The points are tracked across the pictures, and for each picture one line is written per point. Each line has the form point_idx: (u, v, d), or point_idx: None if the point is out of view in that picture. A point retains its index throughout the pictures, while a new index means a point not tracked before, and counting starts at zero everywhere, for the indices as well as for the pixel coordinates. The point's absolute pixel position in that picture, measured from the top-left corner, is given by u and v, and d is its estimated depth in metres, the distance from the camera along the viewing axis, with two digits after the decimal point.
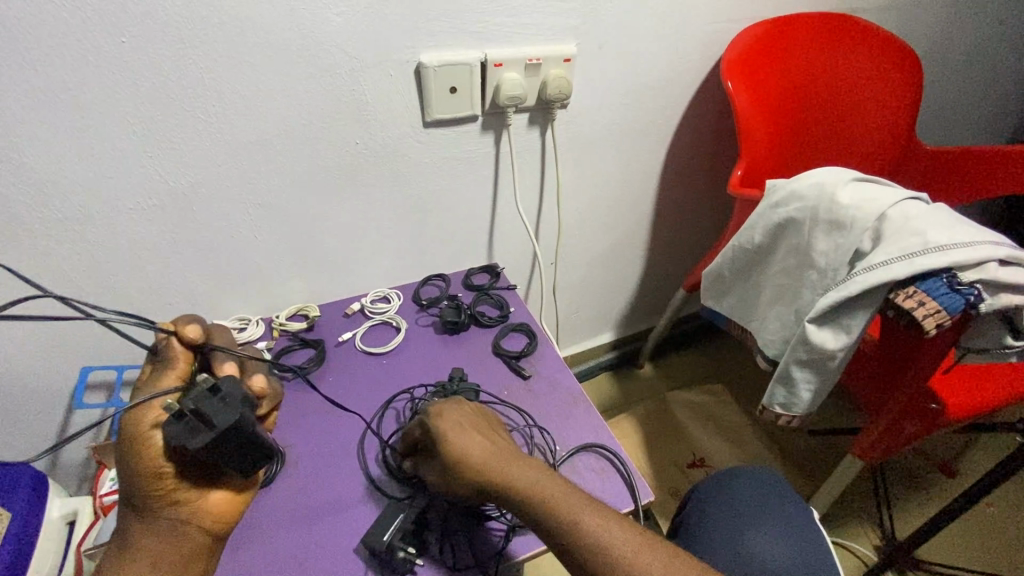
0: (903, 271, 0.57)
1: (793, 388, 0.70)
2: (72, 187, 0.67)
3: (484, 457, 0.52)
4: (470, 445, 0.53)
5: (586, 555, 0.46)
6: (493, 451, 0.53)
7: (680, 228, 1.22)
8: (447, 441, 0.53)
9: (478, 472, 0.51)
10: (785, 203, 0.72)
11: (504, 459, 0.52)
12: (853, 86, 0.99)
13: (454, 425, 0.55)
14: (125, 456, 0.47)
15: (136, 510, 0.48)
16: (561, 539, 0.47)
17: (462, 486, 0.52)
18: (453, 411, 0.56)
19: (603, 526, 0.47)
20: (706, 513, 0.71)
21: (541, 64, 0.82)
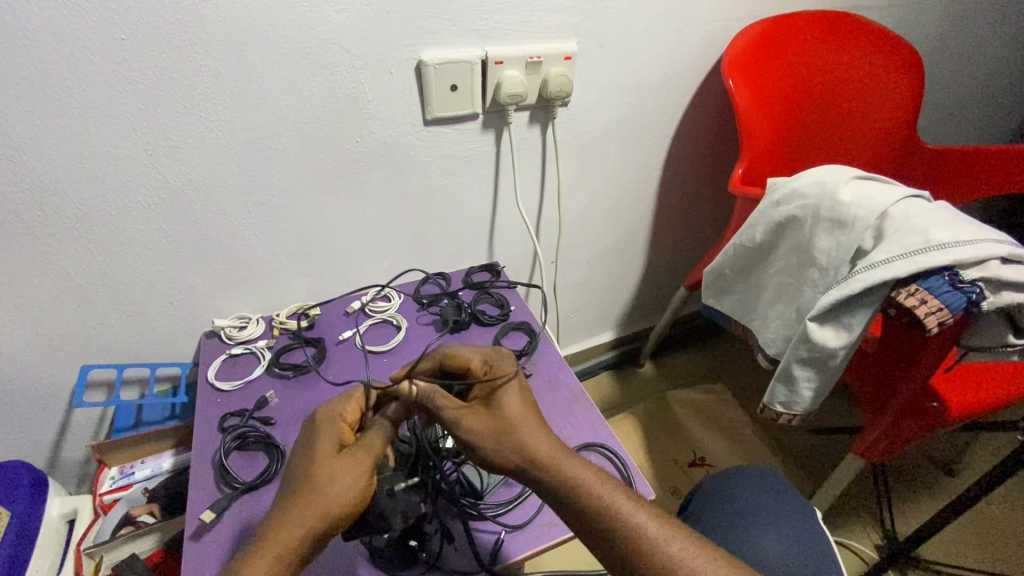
0: (905, 269, 0.57)
1: (794, 386, 0.70)
2: (71, 185, 0.67)
3: (539, 428, 0.52)
4: (528, 414, 0.53)
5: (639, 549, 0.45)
6: (546, 426, 0.53)
7: (680, 227, 1.22)
8: (509, 403, 0.54)
9: (531, 439, 0.51)
10: (786, 202, 0.72)
11: (555, 435, 0.52)
12: (854, 85, 0.99)
13: (517, 390, 0.55)
14: (351, 488, 0.49)
15: (293, 520, 0.47)
16: (601, 520, 0.47)
17: (512, 453, 0.51)
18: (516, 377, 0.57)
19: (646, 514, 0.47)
20: (706, 513, 0.71)
21: (542, 62, 0.82)
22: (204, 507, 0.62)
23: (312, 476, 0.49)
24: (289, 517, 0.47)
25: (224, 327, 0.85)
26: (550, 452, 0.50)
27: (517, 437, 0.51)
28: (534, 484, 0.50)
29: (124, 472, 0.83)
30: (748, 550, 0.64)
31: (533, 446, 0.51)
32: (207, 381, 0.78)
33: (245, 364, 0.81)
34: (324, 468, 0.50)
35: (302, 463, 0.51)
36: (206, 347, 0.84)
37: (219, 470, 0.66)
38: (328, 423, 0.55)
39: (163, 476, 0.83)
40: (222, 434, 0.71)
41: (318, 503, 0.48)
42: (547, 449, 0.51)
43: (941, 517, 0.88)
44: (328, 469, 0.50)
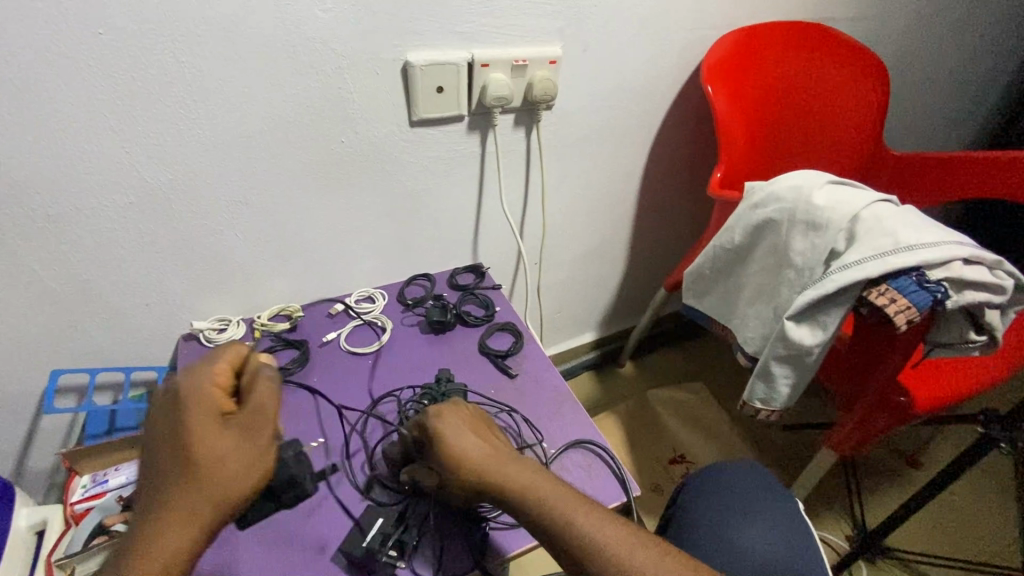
0: (876, 269, 0.60)
1: (772, 382, 0.72)
2: (44, 182, 0.65)
3: (482, 462, 0.52)
4: (468, 446, 0.52)
5: (579, 551, 0.47)
6: (492, 455, 0.52)
7: (661, 229, 1.25)
8: (442, 443, 0.52)
9: (476, 478, 0.51)
10: (763, 205, 0.74)
11: (502, 465, 0.52)
12: (825, 94, 1.03)
13: (449, 425, 0.54)
14: (249, 464, 0.47)
15: (169, 510, 0.44)
16: (558, 542, 0.48)
17: (453, 484, 0.52)
18: (446, 412, 0.55)
19: (603, 531, 0.48)
20: (693, 507, 0.73)
21: (527, 66, 0.82)
22: None
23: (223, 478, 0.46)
24: (171, 503, 0.45)
25: (203, 329, 0.83)
26: (498, 486, 0.50)
27: (458, 476, 0.51)
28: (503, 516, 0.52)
29: (96, 480, 0.80)
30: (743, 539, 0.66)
31: (484, 484, 0.51)
32: None
33: None
34: (198, 454, 0.46)
35: (172, 445, 0.47)
36: (185, 350, 0.82)
37: None
38: (191, 396, 0.49)
39: (140, 482, 0.80)
40: None
41: (201, 495, 0.45)
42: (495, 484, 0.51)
43: (910, 507, 0.92)
44: (197, 456, 0.46)
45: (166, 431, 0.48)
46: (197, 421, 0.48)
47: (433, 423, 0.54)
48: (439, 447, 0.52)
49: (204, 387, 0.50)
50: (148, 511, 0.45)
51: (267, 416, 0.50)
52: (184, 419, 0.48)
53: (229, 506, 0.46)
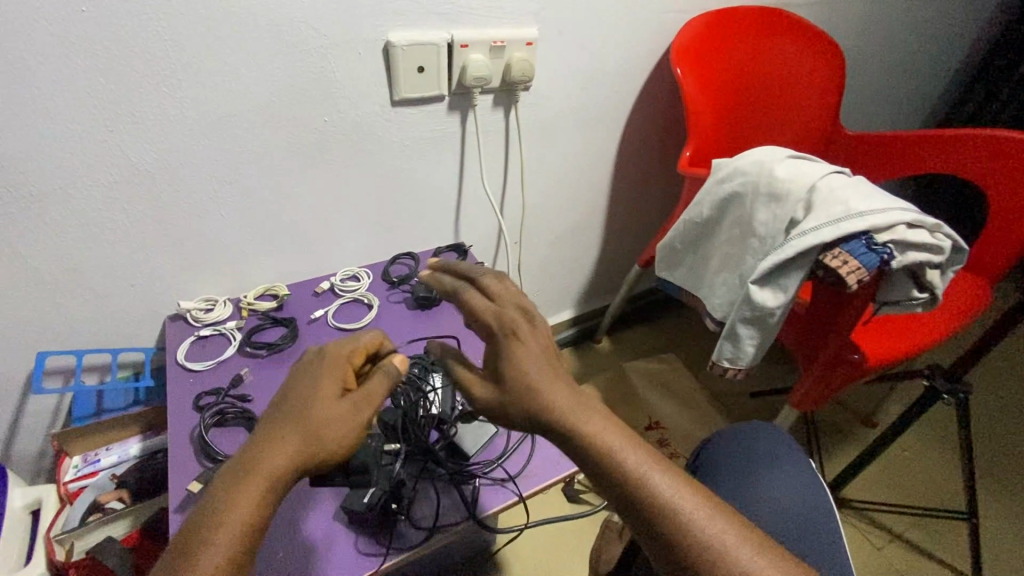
0: (830, 234, 0.65)
1: (738, 343, 0.77)
2: (25, 162, 0.65)
3: (548, 387, 0.47)
4: (538, 368, 0.48)
5: (645, 505, 0.43)
6: (559, 382, 0.47)
7: (635, 208, 1.30)
8: (516, 364, 0.47)
9: (536, 400, 0.46)
10: (729, 179, 0.80)
11: (564, 390, 0.47)
12: (786, 75, 1.09)
13: (526, 341, 0.49)
14: (347, 432, 0.46)
15: (270, 444, 0.44)
16: (628, 496, 0.43)
17: (516, 411, 0.47)
18: (525, 338, 0.49)
19: (675, 491, 0.43)
20: (716, 460, 0.73)
21: (505, 47, 0.85)
22: (188, 481, 0.63)
23: (321, 440, 0.45)
24: (275, 436, 0.45)
25: (190, 309, 0.84)
26: (570, 423, 0.45)
27: (526, 402, 0.46)
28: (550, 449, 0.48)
29: (88, 460, 0.82)
30: (763, 495, 0.67)
31: (543, 408, 0.46)
32: (177, 363, 0.78)
33: (216, 345, 0.81)
34: (309, 402, 0.47)
35: (293, 394, 0.48)
36: (172, 331, 0.83)
37: (198, 446, 0.67)
38: (331, 360, 0.51)
39: (132, 460, 0.82)
40: (198, 412, 0.71)
41: (307, 443, 0.45)
42: (553, 408, 0.46)
43: (863, 458, 1.01)
44: (307, 402, 0.47)
45: (297, 382, 0.50)
46: (326, 375, 0.49)
47: (513, 348, 0.48)
48: (513, 373, 0.47)
49: (341, 352, 0.52)
50: (253, 443, 0.45)
51: (374, 399, 0.50)
52: (313, 375, 0.50)
53: (315, 464, 0.45)
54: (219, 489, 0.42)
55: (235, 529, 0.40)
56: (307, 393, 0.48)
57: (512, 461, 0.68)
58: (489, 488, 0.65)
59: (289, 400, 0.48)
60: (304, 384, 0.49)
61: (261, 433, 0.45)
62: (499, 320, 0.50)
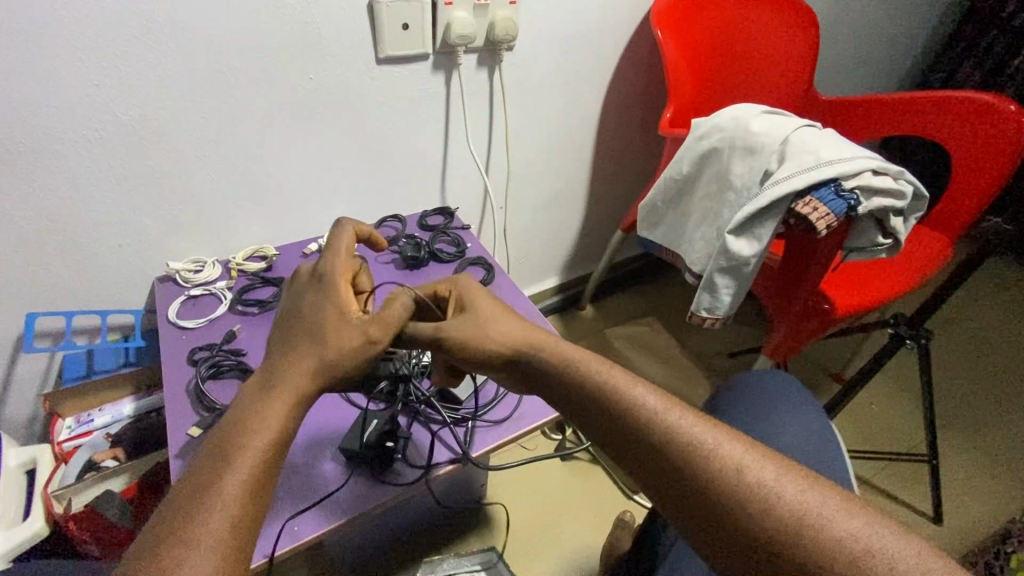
0: (802, 182, 0.69)
1: (716, 293, 0.80)
2: (6, 115, 0.64)
3: (506, 323, 0.56)
4: (495, 311, 0.57)
5: (618, 410, 0.47)
6: (513, 317, 0.56)
7: (617, 173, 1.32)
8: (481, 313, 0.56)
9: (497, 332, 0.55)
10: (707, 135, 0.83)
11: (518, 324, 0.56)
12: (763, 39, 1.11)
13: (482, 296, 0.59)
14: (362, 356, 0.49)
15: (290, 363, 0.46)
16: (601, 404, 0.48)
17: (490, 350, 0.54)
18: (484, 300, 0.58)
19: (643, 395, 0.47)
20: (736, 397, 0.78)
21: (489, 5, 0.86)
22: (187, 428, 0.64)
23: (338, 360, 0.47)
24: (294, 355, 0.47)
25: (179, 270, 0.84)
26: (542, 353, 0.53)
27: (498, 344, 0.54)
28: (514, 378, 0.55)
29: (81, 420, 0.83)
30: (779, 436, 0.71)
31: (503, 338, 0.54)
32: (169, 321, 0.78)
33: (206, 304, 0.82)
34: (321, 323, 0.48)
35: (305, 319, 0.49)
36: (162, 291, 0.83)
37: (195, 397, 0.68)
38: (337, 284, 0.52)
39: (125, 420, 0.83)
40: (192, 366, 0.72)
41: (326, 364, 0.47)
42: (512, 337, 0.54)
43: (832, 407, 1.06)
44: (321, 324, 0.48)
45: (305, 305, 0.50)
46: (335, 297, 0.50)
47: (476, 304, 0.57)
48: (481, 321, 0.56)
49: (338, 273, 0.52)
50: (272, 361, 0.47)
51: (388, 325, 0.51)
52: (320, 299, 0.50)
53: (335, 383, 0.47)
54: (246, 401, 0.44)
55: (267, 436, 0.42)
56: (318, 317, 0.49)
57: (503, 405, 0.71)
58: (481, 430, 0.68)
59: (301, 323, 0.49)
60: (313, 306, 0.50)
61: (280, 355, 0.47)
62: (456, 284, 0.60)
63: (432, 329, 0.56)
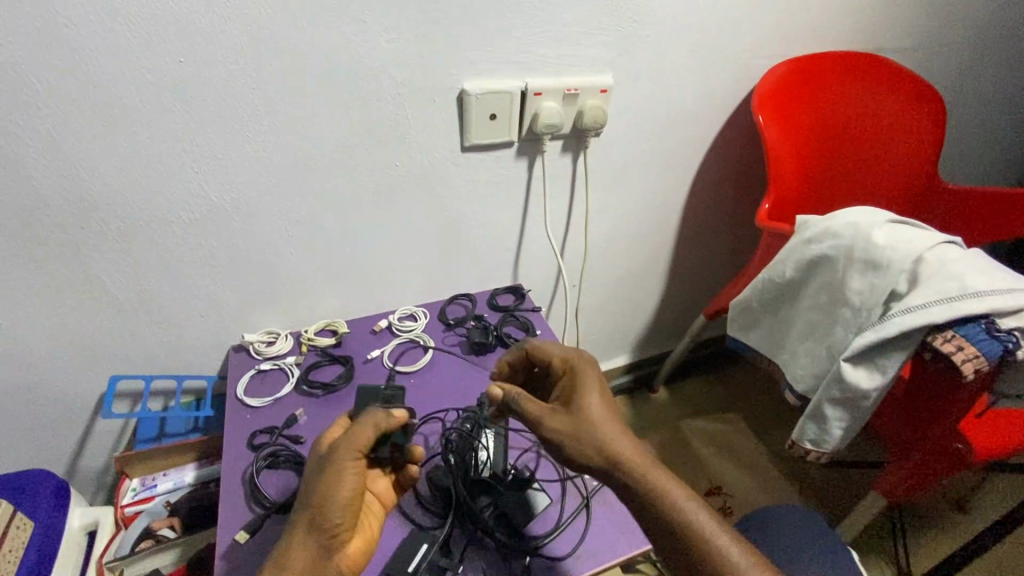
0: (941, 314, 0.58)
1: (824, 425, 0.70)
2: (118, 199, 0.68)
3: (613, 433, 0.54)
4: (603, 412, 0.56)
5: (693, 549, 0.48)
6: (620, 425, 0.55)
7: (702, 255, 1.23)
8: (586, 402, 0.56)
9: (603, 440, 0.54)
10: (818, 240, 0.73)
11: (623, 435, 0.54)
12: (878, 125, 1.01)
13: (596, 390, 0.57)
14: (335, 487, 0.53)
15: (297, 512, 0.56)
16: (675, 539, 0.49)
17: (581, 441, 0.54)
18: (592, 386, 0.58)
19: (721, 539, 0.48)
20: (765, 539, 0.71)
21: (578, 94, 0.83)
22: (236, 527, 0.62)
23: (315, 500, 0.52)
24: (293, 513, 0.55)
25: (254, 341, 0.86)
26: (626, 461, 0.53)
27: (591, 435, 0.54)
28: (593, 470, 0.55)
29: (145, 484, 0.83)
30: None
31: (604, 450, 0.53)
32: (236, 397, 0.79)
33: (274, 380, 0.82)
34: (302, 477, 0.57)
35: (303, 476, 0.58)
36: (235, 362, 0.85)
37: (249, 488, 0.66)
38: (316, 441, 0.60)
39: (186, 489, 0.84)
40: (252, 450, 0.71)
41: (307, 505, 0.53)
42: (609, 434, 0.54)
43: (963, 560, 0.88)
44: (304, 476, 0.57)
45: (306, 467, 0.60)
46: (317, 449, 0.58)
47: (583, 389, 0.58)
48: (583, 407, 0.56)
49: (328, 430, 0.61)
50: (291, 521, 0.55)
51: (346, 447, 0.54)
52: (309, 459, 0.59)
53: (323, 517, 0.52)
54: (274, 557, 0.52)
55: None
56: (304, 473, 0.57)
57: (568, 536, 0.63)
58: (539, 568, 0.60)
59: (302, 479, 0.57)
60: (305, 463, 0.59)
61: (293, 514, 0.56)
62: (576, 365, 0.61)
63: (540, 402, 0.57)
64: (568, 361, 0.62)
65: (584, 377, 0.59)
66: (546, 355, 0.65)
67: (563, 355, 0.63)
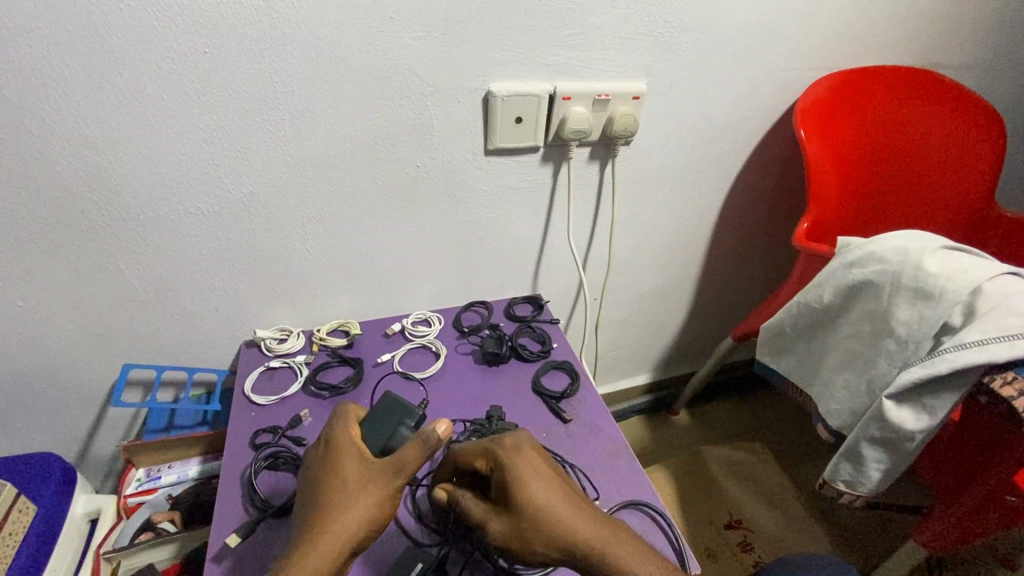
0: (1001, 353, 0.52)
1: (861, 466, 0.66)
2: (140, 189, 0.68)
3: (566, 518, 0.49)
4: (549, 494, 0.50)
5: None
6: (565, 505, 0.50)
7: (732, 273, 1.18)
8: (524, 498, 0.50)
9: (554, 533, 0.49)
10: (861, 264, 0.68)
11: (574, 512, 0.50)
12: (930, 144, 0.94)
13: (530, 477, 0.51)
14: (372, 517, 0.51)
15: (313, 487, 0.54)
16: None
17: (541, 548, 0.49)
18: (522, 475, 0.51)
19: None
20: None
21: (609, 100, 0.80)
22: (231, 529, 0.60)
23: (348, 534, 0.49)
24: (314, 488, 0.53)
25: (266, 338, 0.85)
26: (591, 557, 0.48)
27: (544, 540, 0.49)
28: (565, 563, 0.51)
29: (150, 475, 0.83)
30: None
31: (562, 539, 0.49)
32: (244, 393, 0.77)
33: (282, 378, 0.80)
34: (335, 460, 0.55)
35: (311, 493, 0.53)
36: (246, 357, 0.84)
37: (248, 490, 0.64)
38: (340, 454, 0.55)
39: (189, 482, 0.83)
40: (254, 450, 0.69)
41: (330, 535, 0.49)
42: (564, 534, 0.49)
43: None
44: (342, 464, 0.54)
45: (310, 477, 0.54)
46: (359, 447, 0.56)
47: (516, 485, 0.50)
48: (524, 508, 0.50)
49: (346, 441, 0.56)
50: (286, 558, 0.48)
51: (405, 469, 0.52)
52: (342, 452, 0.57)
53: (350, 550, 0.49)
54: None
55: None
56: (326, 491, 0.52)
57: (572, 565, 0.58)
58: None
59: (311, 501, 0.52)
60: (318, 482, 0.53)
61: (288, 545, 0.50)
62: (498, 458, 0.52)
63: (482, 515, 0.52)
64: (493, 452, 0.53)
65: (510, 467, 0.51)
66: (466, 459, 0.56)
67: (483, 454, 0.54)
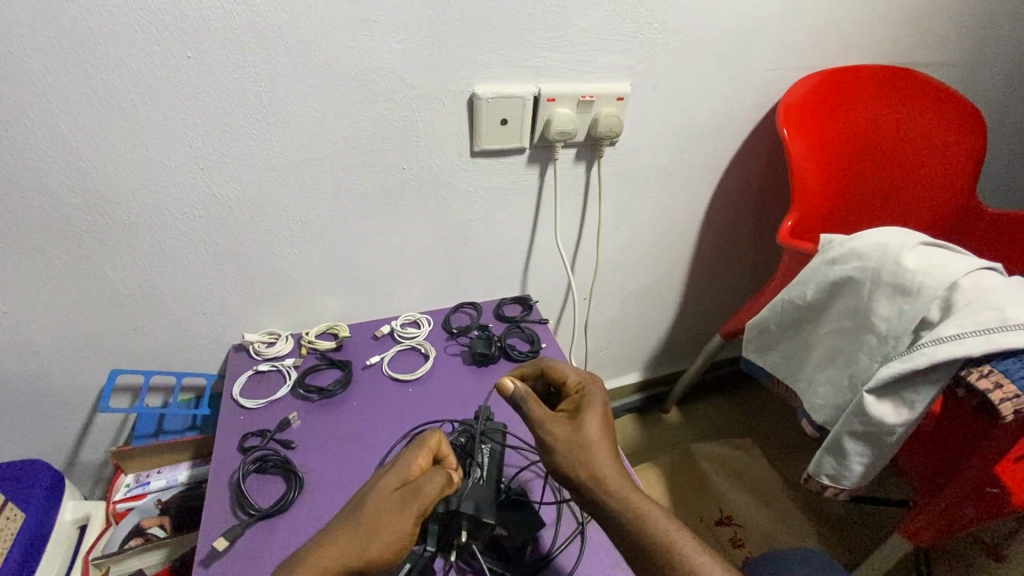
0: (977, 347, 0.53)
1: (844, 460, 0.67)
2: (124, 194, 0.68)
3: (610, 459, 0.52)
4: (602, 436, 0.54)
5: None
6: (616, 449, 0.54)
7: (719, 272, 1.19)
8: (584, 422, 0.54)
9: (596, 462, 0.52)
10: (842, 261, 0.69)
11: (621, 462, 0.53)
12: (912, 141, 0.96)
13: (600, 411, 0.56)
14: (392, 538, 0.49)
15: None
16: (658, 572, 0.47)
17: (577, 465, 0.52)
18: (595, 408, 0.56)
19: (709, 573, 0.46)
20: None
21: (593, 102, 0.81)
22: (218, 534, 0.60)
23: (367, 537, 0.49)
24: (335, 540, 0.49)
25: (254, 342, 0.85)
26: (615, 496, 0.50)
27: (582, 460, 0.52)
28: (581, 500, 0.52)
29: (139, 481, 0.83)
30: None
31: (599, 471, 0.51)
32: (233, 397, 0.77)
33: (271, 381, 0.80)
34: (377, 556, 0.48)
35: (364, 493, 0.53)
36: (234, 361, 0.84)
37: (235, 494, 0.64)
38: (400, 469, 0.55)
39: (179, 487, 0.82)
40: (242, 454, 0.69)
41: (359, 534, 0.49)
42: (604, 467, 0.51)
43: None
44: (378, 538, 0.49)
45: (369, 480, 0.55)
46: (374, 503, 0.51)
47: (586, 412, 0.56)
48: (581, 431, 0.54)
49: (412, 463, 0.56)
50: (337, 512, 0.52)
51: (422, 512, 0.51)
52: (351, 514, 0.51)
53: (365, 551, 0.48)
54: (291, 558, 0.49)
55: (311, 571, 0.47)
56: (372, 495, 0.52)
57: (559, 564, 0.59)
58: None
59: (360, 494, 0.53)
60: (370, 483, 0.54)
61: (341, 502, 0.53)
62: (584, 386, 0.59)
63: (542, 416, 0.56)
64: (581, 382, 0.60)
65: (588, 398, 0.58)
66: (561, 372, 0.62)
67: (577, 376, 0.61)
